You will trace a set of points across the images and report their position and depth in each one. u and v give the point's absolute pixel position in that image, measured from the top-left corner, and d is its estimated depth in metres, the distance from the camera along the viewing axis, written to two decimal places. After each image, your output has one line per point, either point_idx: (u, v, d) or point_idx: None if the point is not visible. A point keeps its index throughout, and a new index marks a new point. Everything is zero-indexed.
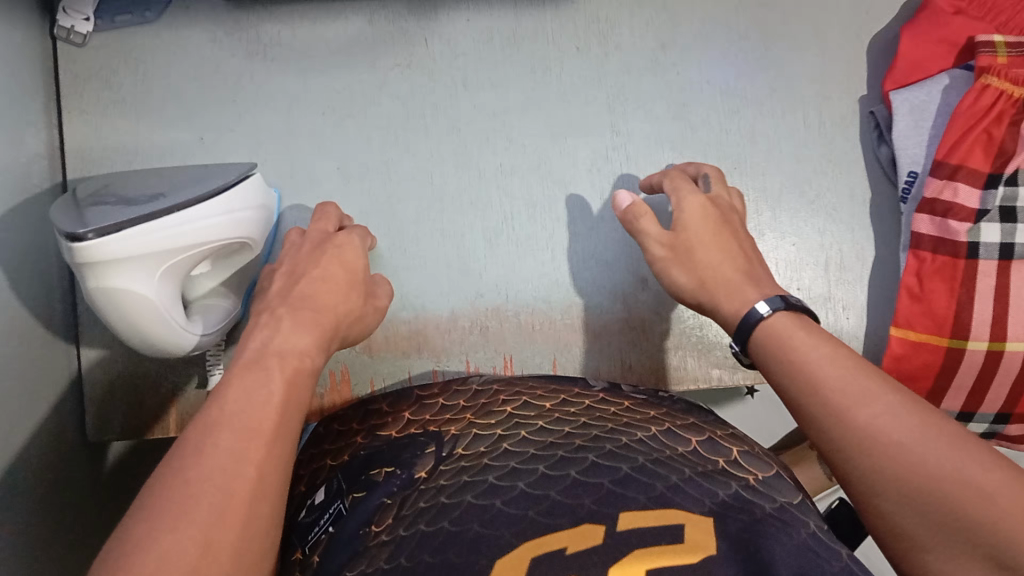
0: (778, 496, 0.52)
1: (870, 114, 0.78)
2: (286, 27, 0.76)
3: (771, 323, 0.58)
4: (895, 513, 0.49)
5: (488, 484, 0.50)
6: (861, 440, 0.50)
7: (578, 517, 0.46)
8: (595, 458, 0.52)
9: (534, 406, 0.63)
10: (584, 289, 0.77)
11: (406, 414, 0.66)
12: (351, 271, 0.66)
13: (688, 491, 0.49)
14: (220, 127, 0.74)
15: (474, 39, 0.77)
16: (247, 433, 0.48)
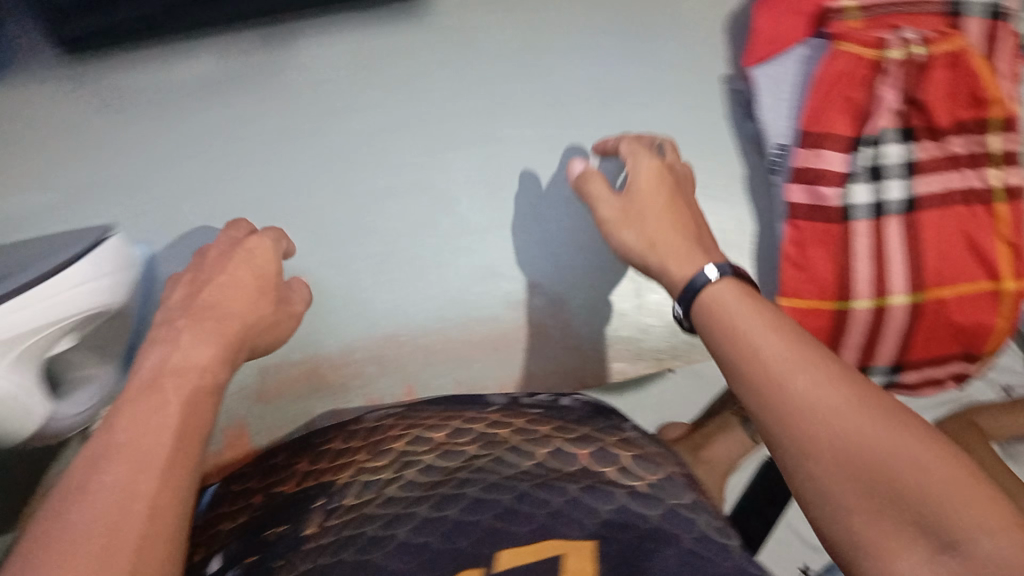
0: (667, 498, 0.54)
1: (734, 91, 0.79)
2: (136, 74, 0.74)
3: (714, 292, 0.52)
4: (836, 493, 0.41)
5: (366, 538, 0.49)
6: (801, 407, 0.44)
7: (455, 564, 0.47)
8: (476, 492, 0.53)
9: (427, 437, 0.62)
10: (480, 302, 0.76)
11: (303, 464, 0.64)
12: (259, 276, 0.63)
13: (570, 514, 0.50)
14: (76, 182, 0.71)
15: (333, 65, 0.76)
16: (140, 466, 0.44)
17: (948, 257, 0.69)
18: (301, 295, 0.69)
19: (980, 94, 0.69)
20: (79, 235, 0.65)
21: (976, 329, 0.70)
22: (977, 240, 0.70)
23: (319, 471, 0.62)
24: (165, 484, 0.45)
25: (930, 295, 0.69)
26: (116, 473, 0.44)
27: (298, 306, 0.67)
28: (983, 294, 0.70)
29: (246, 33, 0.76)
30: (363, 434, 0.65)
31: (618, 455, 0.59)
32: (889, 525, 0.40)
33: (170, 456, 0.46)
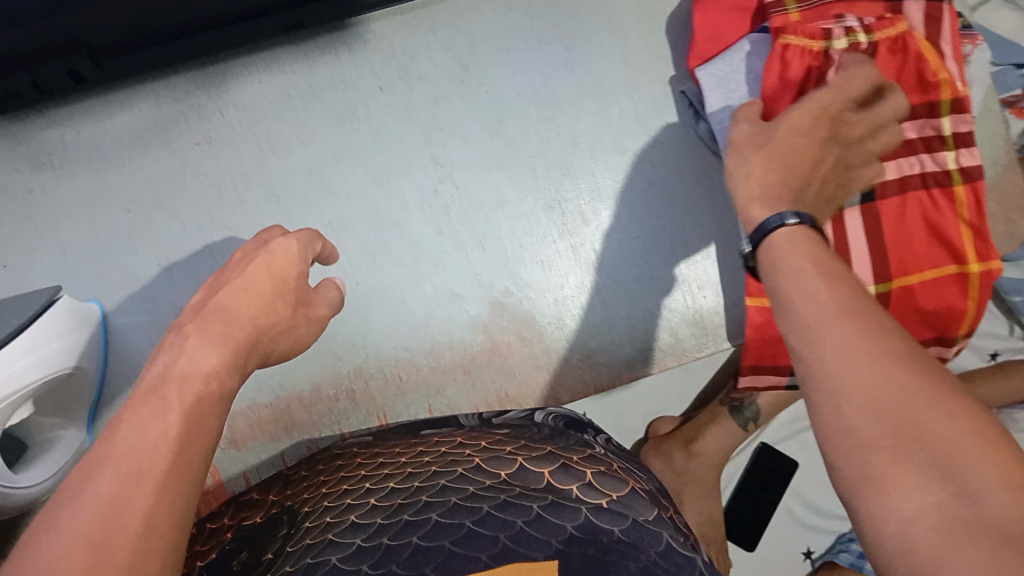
0: (632, 514, 0.53)
1: (683, 94, 0.78)
2: (71, 128, 0.74)
3: (776, 239, 0.45)
4: (820, 416, 0.35)
5: (328, 568, 0.48)
6: (837, 341, 0.36)
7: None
8: (438, 516, 0.51)
9: (391, 462, 0.60)
10: (444, 328, 0.75)
11: (272, 497, 0.63)
12: (282, 280, 0.57)
13: (531, 535, 0.49)
14: (23, 249, 0.72)
15: (271, 100, 0.76)
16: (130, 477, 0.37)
17: (908, 244, 0.69)
18: (331, 299, 0.64)
19: (931, 74, 0.68)
20: (26, 297, 0.64)
21: (947, 314, 0.69)
22: (938, 225, 0.69)
23: (286, 504, 0.61)
24: (172, 498, 0.38)
25: (892, 282, 0.69)
26: (120, 480, 0.37)
27: (322, 310, 0.62)
28: (948, 277, 0.69)
29: (178, 76, 0.75)
30: (330, 464, 0.64)
31: (581, 470, 0.57)
32: (913, 480, 0.30)
33: (173, 468, 0.39)
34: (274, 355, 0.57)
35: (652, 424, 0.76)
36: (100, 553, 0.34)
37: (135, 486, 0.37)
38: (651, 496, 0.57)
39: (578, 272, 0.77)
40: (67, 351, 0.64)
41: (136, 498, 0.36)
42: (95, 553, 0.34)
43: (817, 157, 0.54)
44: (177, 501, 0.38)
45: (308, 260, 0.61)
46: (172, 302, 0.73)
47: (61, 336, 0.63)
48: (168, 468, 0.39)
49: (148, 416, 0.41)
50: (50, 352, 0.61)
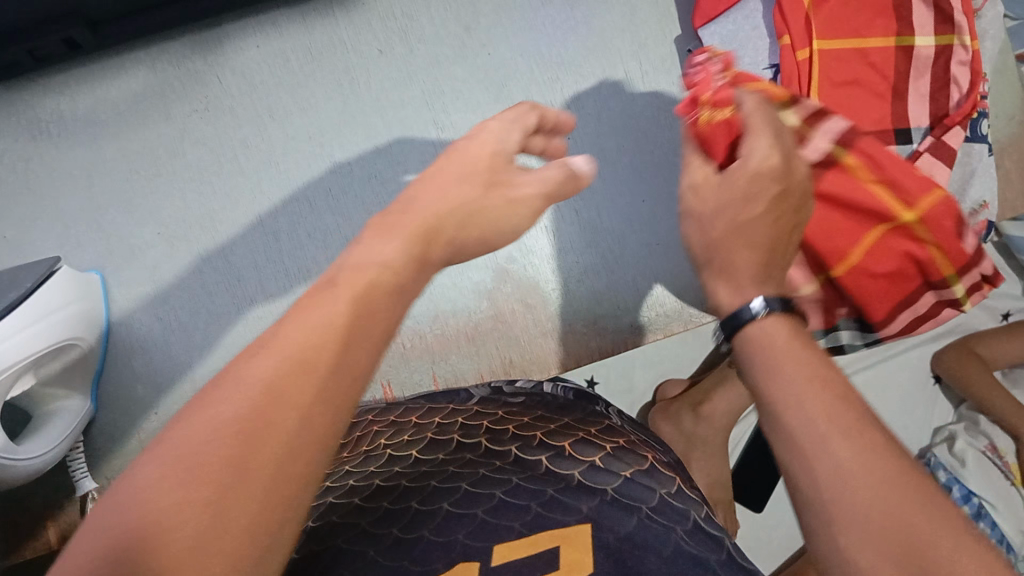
0: (657, 487, 0.51)
1: (689, 52, 0.77)
2: (65, 96, 0.73)
3: (759, 332, 0.35)
4: (812, 526, 0.30)
5: (358, 531, 0.46)
6: (828, 447, 0.30)
7: (453, 557, 0.44)
8: (468, 485, 0.49)
9: (409, 431, 0.59)
10: (447, 294, 0.75)
11: None
12: (469, 163, 0.44)
13: (564, 505, 0.47)
14: (23, 221, 0.72)
15: (269, 66, 0.74)
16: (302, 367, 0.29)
17: (837, 229, 0.59)
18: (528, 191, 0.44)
19: (898, 60, 0.68)
20: (24, 271, 0.63)
21: (913, 263, 0.61)
22: (849, 195, 0.57)
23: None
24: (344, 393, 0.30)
25: (838, 274, 0.61)
26: (281, 356, 0.29)
27: (536, 187, 0.45)
28: (890, 228, 0.59)
29: (173, 41, 0.74)
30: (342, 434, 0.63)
31: (602, 442, 0.55)
32: None
33: None
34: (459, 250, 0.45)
35: (660, 386, 0.75)
36: (253, 443, 0.26)
37: (314, 367, 0.29)
38: (672, 471, 0.55)
39: (581, 236, 0.76)
40: (63, 322, 0.63)
41: (296, 376, 0.28)
42: (246, 443, 0.26)
43: (782, 219, 0.39)
44: (343, 396, 0.30)
45: (517, 139, 0.47)
46: (176, 270, 0.73)
47: (57, 307, 0.62)
48: (330, 349, 0.30)
49: (315, 303, 0.32)
50: (46, 324, 0.60)
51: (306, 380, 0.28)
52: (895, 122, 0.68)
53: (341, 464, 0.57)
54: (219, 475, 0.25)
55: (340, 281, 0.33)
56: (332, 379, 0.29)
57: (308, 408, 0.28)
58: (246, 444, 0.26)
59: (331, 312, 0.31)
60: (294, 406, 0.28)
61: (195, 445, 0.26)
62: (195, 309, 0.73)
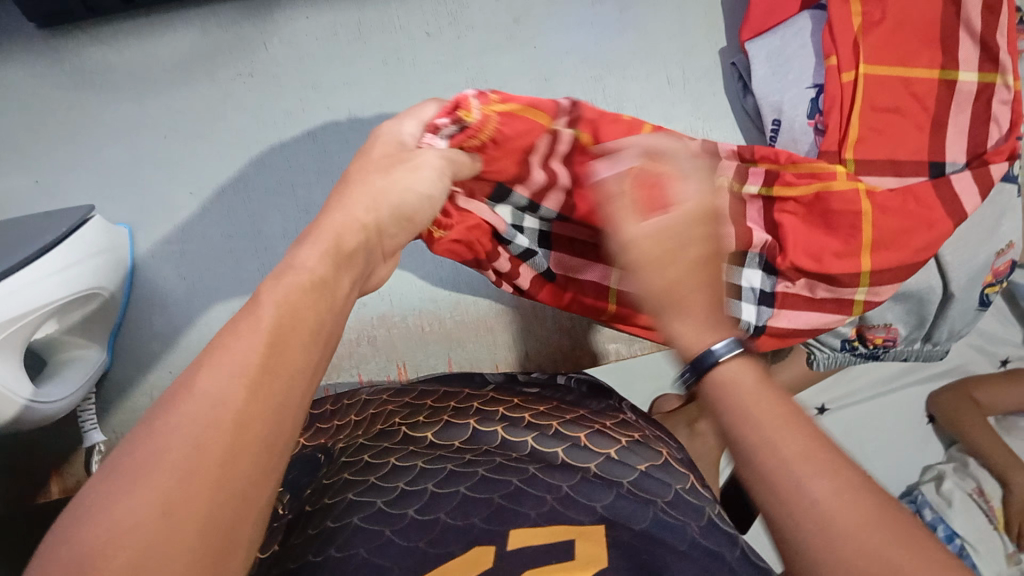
0: (671, 483, 0.50)
1: (732, 65, 0.77)
2: (112, 49, 0.74)
3: (720, 373, 0.34)
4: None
5: (375, 510, 0.45)
6: (803, 503, 0.28)
7: (470, 540, 0.42)
8: (485, 471, 0.49)
9: (423, 415, 0.59)
10: (472, 282, 0.75)
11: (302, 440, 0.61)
12: (375, 158, 0.50)
13: (580, 501, 0.45)
14: (59, 167, 0.72)
15: (318, 38, 0.75)
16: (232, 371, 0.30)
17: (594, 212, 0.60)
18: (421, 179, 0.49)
19: (941, 92, 0.67)
20: (57, 218, 0.63)
21: None
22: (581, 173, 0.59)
23: (315, 445, 0.59)
24: (279, 393, 0.31)
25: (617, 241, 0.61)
26: (224, 372, 0.30)
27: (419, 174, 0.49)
28: None
29: (226, 8, 0.75)
30: (357, 410, 0.63)
31: (615, 437, 0.54)
32: None
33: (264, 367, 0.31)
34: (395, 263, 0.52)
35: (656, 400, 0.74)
36: (201, 446, 0.28)
37: (251, 383, 0.30)
38: (686, 468, 0.54)
39: None
40: (89, 272, 0.62)
41: (237, 393, 0.29)
42: (190, 450, 0.27)
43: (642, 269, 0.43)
44: (287, 405, 0.31)
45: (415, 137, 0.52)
46: (202, 228, 0.72)
47: (85, 257, 0.62)
48: (265, 356, 0.31)
49: (240, 332, 0.32)
50: (71, 272, 0.59)
51: (234, 395, 0.29)
52: (933, 153, 0.67)
53: (354, 440, 0.57)
54: (161, 488, 0.26)
55: (270, 293, 0.35)
56: (267, 388, 0.30)
57: (235, 431, 0.28)
58: (193, 457, 0.27)
59: (257, 335, 0.32)
60: (226, 429, 0.28)
61: (147, 459, 0.27)
62: (223, 271, 0.72)
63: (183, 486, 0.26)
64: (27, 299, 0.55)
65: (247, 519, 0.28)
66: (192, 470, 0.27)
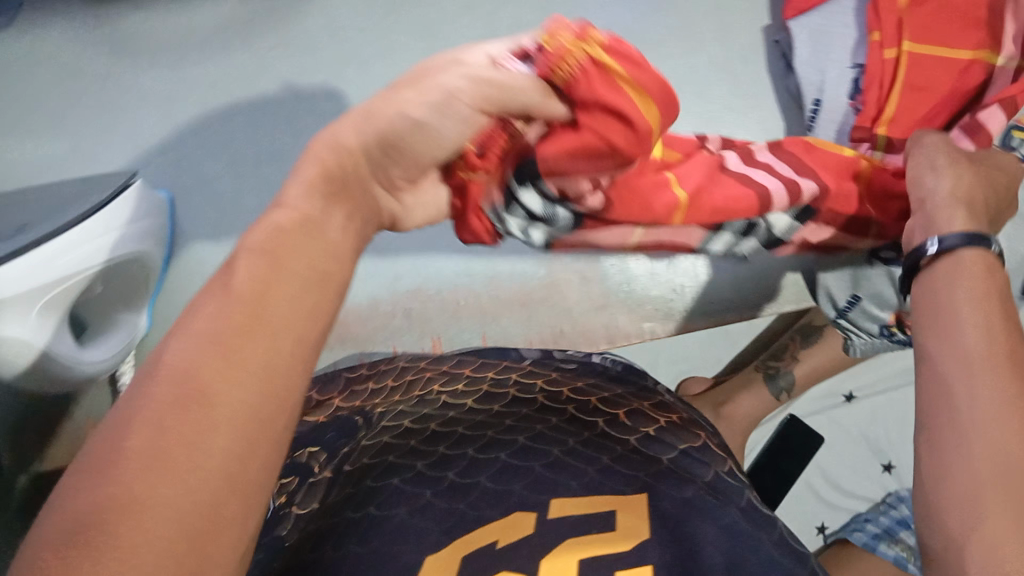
0: (711, 463, 0.50)
1: (775, 43, 0.76)
2: (151, 19, 0.76)
3: (957, 259, 0.41)
4: (941, 430, 0.35)
5: (414, 473, 0.45)
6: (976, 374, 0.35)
7: (509, 505, 0.42)
8: (525, 440, 0.48)
9: (461, 385, 0.59)
10: (507, 257, 0.76)
11: (336, 400, 0.63)
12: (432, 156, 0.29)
13: (620, 471, 0.45)
14: (99, 135, 0.74)
15: (350, 13, 0.77)
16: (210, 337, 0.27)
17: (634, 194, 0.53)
18: (453, 132, 0.41)
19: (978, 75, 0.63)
20: (100, 181, 0.63)
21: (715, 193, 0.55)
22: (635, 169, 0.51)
23: (352, 409, 0.60)
24: (267, 352, 0.28)
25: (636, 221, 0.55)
26: (189, 340, 0.27)
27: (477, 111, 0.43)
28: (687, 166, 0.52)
29: None
30: (393, 375, 0.64)
31: (655, 417, 0.54)
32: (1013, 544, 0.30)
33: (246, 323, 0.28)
34: (403, 201, 0.44)
35: (683, 383, 0.79)
36: (167, 426, 0.25)
37: (219, 355, 0.27)
38: (724, 452, 0.54)
39: None
40: (132, 236, 0.62)
41: (209, 362, 0.27)
42: (156, 433, 0.25)
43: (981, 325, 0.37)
44: (277, 364, 0.28)
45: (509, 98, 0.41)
46: (240, 198, 0.73)
47: (129, 221, 0.62)
48: (253, 310, 0.29)
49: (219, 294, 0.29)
50: (116, 234, 0.60)
51: (208, 361, 0.27)
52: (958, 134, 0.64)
53: (391, 405, 0.58)
54: (129, 475, 0.24)
55: (251, 259, 0.31)
56: (245, 350, 0.27)
57: (203, 405, 0.26)
58: (164, 438, 0.25)
59: (231, 297, 0.29)
60: (192, 404, 0.26)
61: (111, 444, 0.25)
62: None
63: (158, 475, 0.24)
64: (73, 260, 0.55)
65: (236, 497, 0.25)
66: (159, 450, 0.24)
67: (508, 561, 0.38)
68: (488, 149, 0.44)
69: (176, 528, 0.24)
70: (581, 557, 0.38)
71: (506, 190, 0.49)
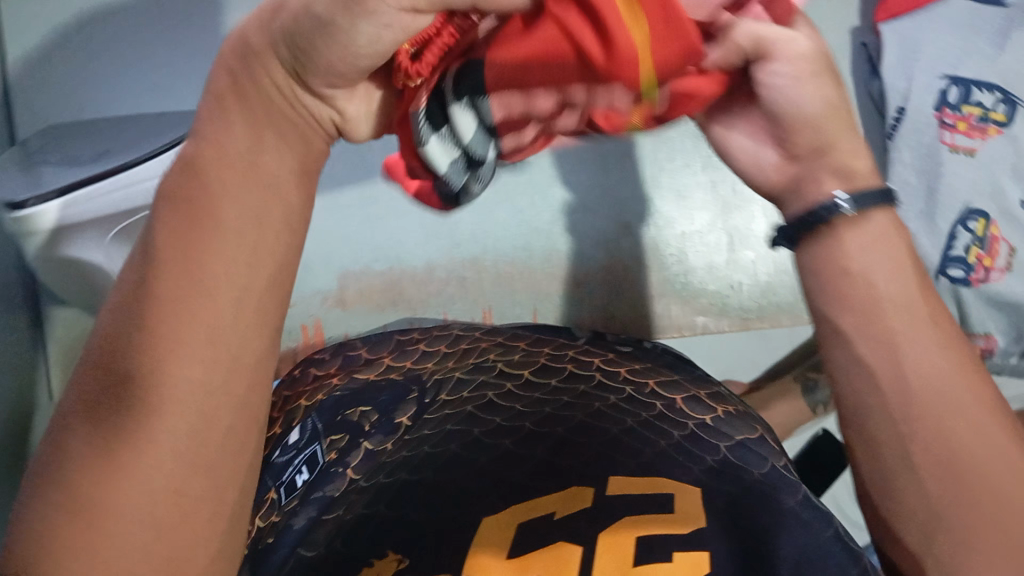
0: (768, 456, 0.48)
1: (863, 46, 0.74)
2: None
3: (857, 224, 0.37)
4: (873, 447, 0.36)
5: (470, 439, 0.48)
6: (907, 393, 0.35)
7: (566, 480, 0.43)
8: (583, 416, 0.49)
9: (518, 355, 0.59)
10: (569, 236, 0.75)
11: (387, 360, 0.64)
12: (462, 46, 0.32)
13: (676, 458, 0.45)
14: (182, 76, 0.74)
15: None
16: (137, 314, 0.30)
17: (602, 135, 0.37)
18: (368, 39, 0.28)
19: None
20: (178, 117, 0.63)
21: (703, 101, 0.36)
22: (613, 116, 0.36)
23: (405, 372, 0.61)
24: (207, 322, 0.30)
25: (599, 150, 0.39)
26: (124, 319, 0.30)
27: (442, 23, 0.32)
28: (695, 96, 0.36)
29: None
30: (448, 342, 0.64)
31: (712, 406, 0.53)
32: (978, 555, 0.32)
33: (184, 289, 0.29)
34: (341, 112, 0.33)
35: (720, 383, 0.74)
36: (119, 430, 0.29)
37: (158, 340, 0.29)
38: (780, 447, 0.51)
39: (713, 209, 0.75)
40: None
41: (142, 354, 0.29)
42: (114, 435, 0.29)
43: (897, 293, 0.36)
44: (223, 327, 0.30)
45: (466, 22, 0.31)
46: None
47: None
48: (187, 274, 0.30)
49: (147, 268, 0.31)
50: None
51: (141, 353, 0.29)
52: None
53: (447, 369, 0.58)
54: (93, 478, 0.28)
55: (165, 216, 0.30)
56: (195, 331, 0.29)
57: (147, 404, 0.29)
58: (115, 437, 0.29)
59: (159, 258, 0.30)
60: (137, 402, 0.29)
61: (77, 441, 0.29)
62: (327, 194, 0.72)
63: (110, 473, 0.28)
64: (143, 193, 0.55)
65: (211, 455, 0.30)
66: (117, 450, 0.29)
67: (565, 531, 0.39)
68: (428, 47, 0.32)
69: (139, 527, 0.28)
70: (639, 535, 0.38)
71: (434, 103, 0.33)
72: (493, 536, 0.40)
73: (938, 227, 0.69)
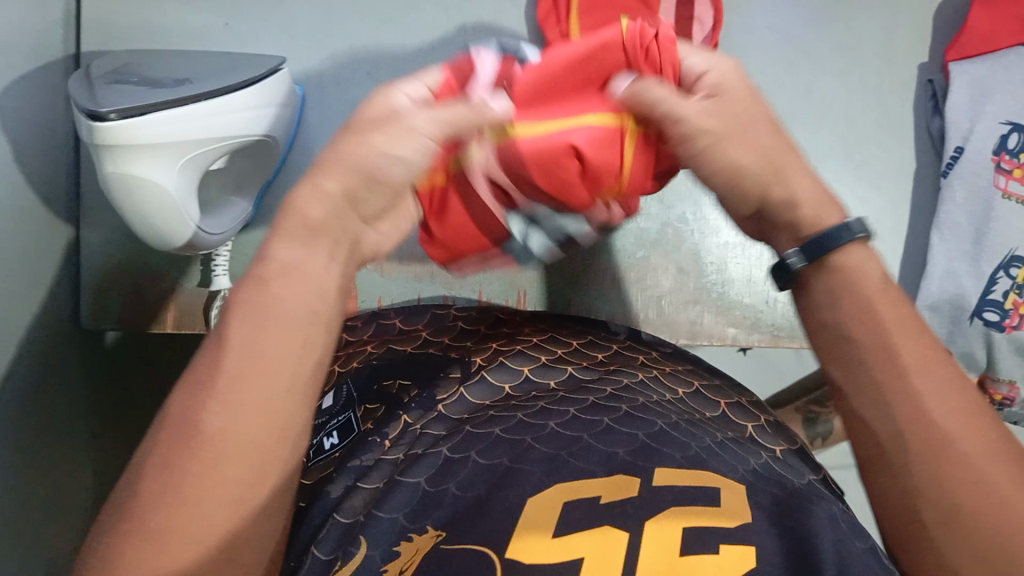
0: (806, 472, 0.48)
1: (928, 83, 0.73)
2: None
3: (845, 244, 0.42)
4: (911, 487, 0.37)
5: (515, 422, 0.47)
6: (932, 434, 0.37)
7: (613, 466, 0.43)
8: (629, 408, 0.48)
9: (561, 343, 0.59)
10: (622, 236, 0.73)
11: (424, 332, 0.62)
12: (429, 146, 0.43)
13: (722, 456, 0.45)
14: (248, 14, 0.70)
15: None
16: (198, 389, 0.37)
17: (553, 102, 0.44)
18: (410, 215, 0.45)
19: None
20: (248, 61, 0.62)
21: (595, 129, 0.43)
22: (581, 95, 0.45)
23: (444, 347, 0.60)
24: (277, 415, 0.37)
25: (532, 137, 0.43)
26: (190, 393, 0.37)
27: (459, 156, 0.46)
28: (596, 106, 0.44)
29: None
30: (488, 322, 0.63)
31: (753, 413, 0.54)
32: None
33: (251, 376, 0.36)
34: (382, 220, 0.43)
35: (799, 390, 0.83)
36: (169, 480, 0.35)
37: (209, 397, 0.36)
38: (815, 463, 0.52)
39: None
40: (267, 122, 0.61)
41: (218, 422, 0.35)
42: (168, 487, 0.35)
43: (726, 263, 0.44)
44: (279, 410, 0.37)
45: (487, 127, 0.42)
46: None
47: (269, 107, 0.61)
48: (257, 370, 0.36)
49: (212, 353, 0.37)
50: (251, 117, 0.59)
51: (214, 420, 0.35)
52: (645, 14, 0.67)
53: (488, 347, 0.58)
54: (149, 526, 0.34)
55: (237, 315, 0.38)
56: (239, 391, 0.36)
57: (196, 451, 0.35)
58: (171, 485, 0.35)
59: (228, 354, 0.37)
60: (190, 451, 0.35)
61: (132, 497, 0.35)
62: None
63: (171, 505, 0.34)
64: (203, 128, 0.55)
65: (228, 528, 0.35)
66: (172, 490, 0.34)
67: (612, 515, 0.39)
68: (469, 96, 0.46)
69: (196, 545, 0.34)
70: (685, 526, 0.39)
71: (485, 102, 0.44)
72: (538, 517, 0.40)
73: (981, 270, 0.69)
